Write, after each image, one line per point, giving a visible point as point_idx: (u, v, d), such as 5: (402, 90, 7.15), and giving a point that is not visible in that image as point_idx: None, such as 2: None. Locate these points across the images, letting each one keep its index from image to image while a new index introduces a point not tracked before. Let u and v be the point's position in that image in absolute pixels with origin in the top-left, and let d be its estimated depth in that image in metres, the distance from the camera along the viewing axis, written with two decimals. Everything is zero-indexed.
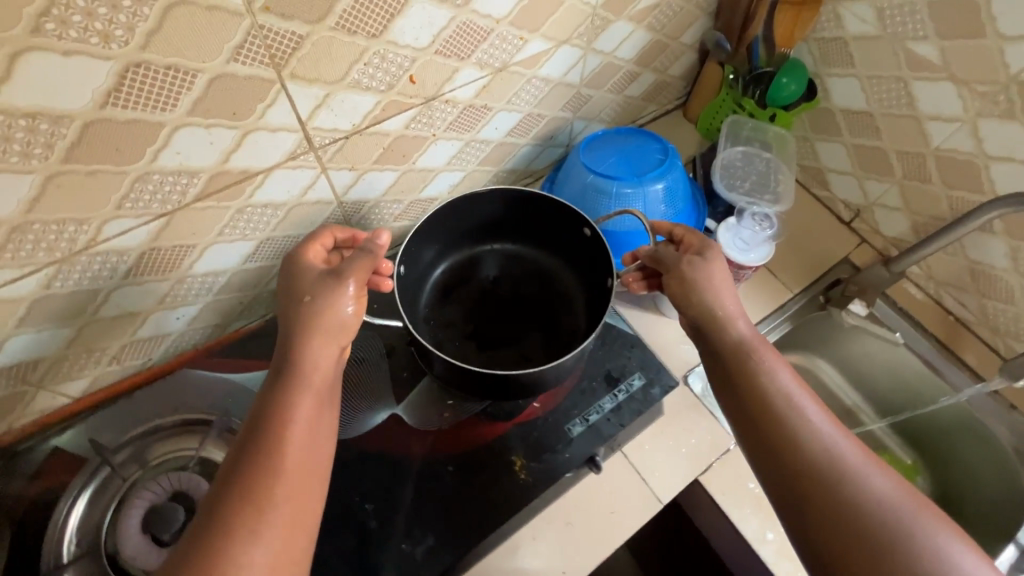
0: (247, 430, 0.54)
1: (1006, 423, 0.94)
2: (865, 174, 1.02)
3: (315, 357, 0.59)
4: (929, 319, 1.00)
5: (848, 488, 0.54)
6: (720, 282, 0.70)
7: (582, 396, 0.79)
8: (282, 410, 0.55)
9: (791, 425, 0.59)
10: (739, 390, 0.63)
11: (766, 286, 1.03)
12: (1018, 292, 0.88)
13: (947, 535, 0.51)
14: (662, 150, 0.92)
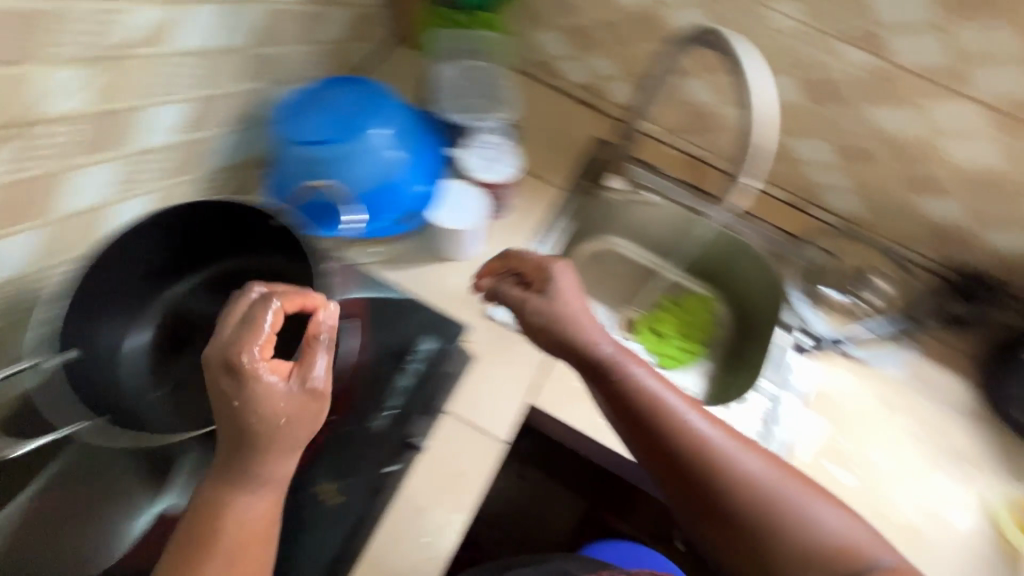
0: (183, 538, 0.50)
1: (758, 233, 1.06)
2: (583, 53, 1.04)
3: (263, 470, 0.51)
4: (677, 168, 1.10)
5: (721, 475, 0.60)
6: (574, 308, 0.72)
7: (374, 385, 0.75)
8: (219, 517, 0.50)
9: (678, 429, 0.62)
10: (620, 402, 0.66)
11: (535, 193, 1.02)
12: (730, 119, 1.01)
13: (801, 490, 0.60)
14: (369, 97, 0.85)
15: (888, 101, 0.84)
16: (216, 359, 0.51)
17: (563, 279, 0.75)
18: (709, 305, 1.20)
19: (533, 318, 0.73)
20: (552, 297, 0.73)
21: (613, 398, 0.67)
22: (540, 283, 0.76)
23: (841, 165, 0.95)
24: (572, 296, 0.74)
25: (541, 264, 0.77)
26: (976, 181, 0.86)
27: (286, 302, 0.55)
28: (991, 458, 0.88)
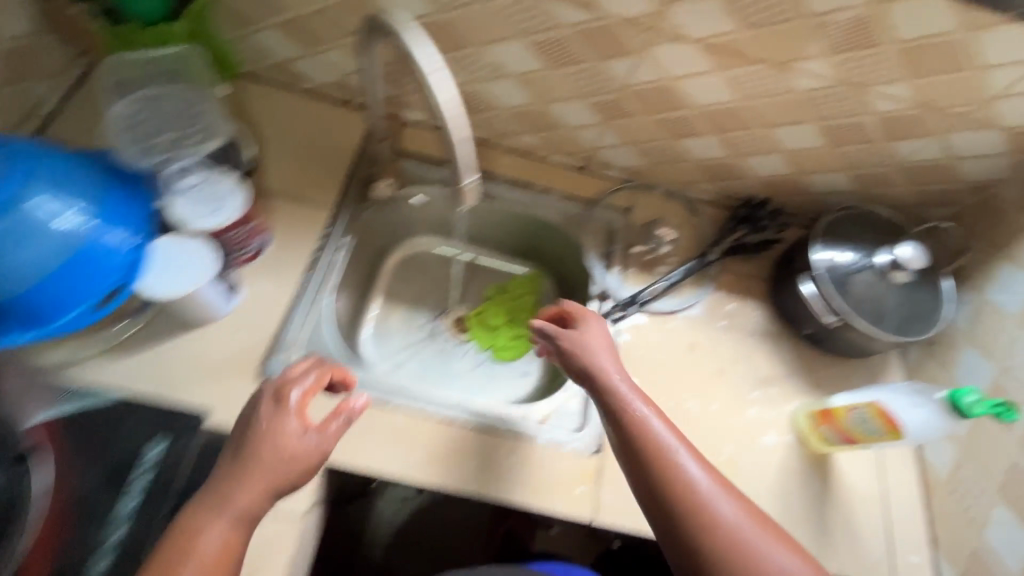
0: (165, 550, 0.56)
1: (551, 205, 1.02)
2: (313, 49, 0.91)
3: (230, 495, 0.59)
4: (456, 155, 1.02)
5: (702, 518, 0.62)
6: (597, 343, 0.75)
7: (88, 522, 0.65)
8: (190, 540, 0.56)
9: (661, 460, 0.65)
10: (624, 443, 0.67)
11: (297, 218, 0.91)
12: (488, 95, 0.92)
13: (779, 550, 0.61)
14: (16, 153, 0.64)
15: (613, 55, 0.79)
16: (268, 391, 0.65)
17: (593, 326, 0.77)
18: (533, 285, 1.16)
19: (562, 342, 0.76)
20: (592, 338, 0.76)
21: (614, 426, 0.69)
22: (585, 321, 0.78)
23: (603, 122, 0.92)
24: (602, 338, 0.76)
25: (580, 312, 0.79)
26: (721, 118, 0.85)
27: (332, 367, 0.70)
28: (790, 374, 0.93)
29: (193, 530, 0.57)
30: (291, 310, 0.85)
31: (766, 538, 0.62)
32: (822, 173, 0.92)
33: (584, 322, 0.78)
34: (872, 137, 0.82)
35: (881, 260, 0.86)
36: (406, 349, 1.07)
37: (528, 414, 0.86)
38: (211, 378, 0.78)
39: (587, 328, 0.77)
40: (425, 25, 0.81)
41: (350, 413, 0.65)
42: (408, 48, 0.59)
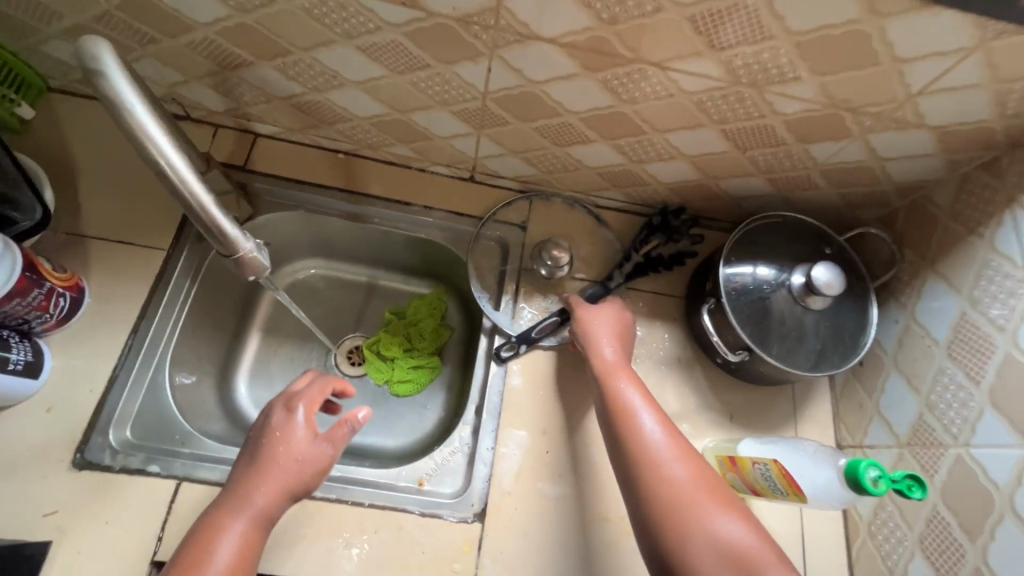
0: (193, 549, 0.57)
1: (435, 225, 0.89)
2: None
3: (248, 497, 0.61)
4: (320, 172, 0.88)
5: (650, 480, 0.58)
6: (604, 324, 0.75)
7: None
8: (215, 541, 0.58)
9: (621, 422, 0.64)
10: (601, 406, 0.68)
11: (123, 267, 0.78)
12: (336, 106, 0.77)
13: (725, 516, 0.55)
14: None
15: (460, 58, 0.64)
16: (279, 401, 0.68)
17: (592, 308, 0.77)
18: (437, 308, 1.02)
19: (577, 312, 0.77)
20: (598, 314, 0.77)
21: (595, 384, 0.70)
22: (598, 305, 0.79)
23: (475, 131, 0.77)
24: (612, 316, 0.77)
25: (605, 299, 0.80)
26: (606, 124, 0.71)
27: (331, 380, 0.72)
28: (704, 406, 0.83)
29: (216, 536, 0.58)
30: (115, 379, 0.73)
31: (713, 506, 0.56)
32: (733, 178, 0.79)
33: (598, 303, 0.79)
34: (782, 141, 0.69)
35: (796, 282, 0.74)
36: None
37: (404, 474, 0.77)
38: (12, 474, 0.67)
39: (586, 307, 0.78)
40: (229, 29, 0.66)
41: (355, 422, 0.68)
42: (114, 99, 0.44)
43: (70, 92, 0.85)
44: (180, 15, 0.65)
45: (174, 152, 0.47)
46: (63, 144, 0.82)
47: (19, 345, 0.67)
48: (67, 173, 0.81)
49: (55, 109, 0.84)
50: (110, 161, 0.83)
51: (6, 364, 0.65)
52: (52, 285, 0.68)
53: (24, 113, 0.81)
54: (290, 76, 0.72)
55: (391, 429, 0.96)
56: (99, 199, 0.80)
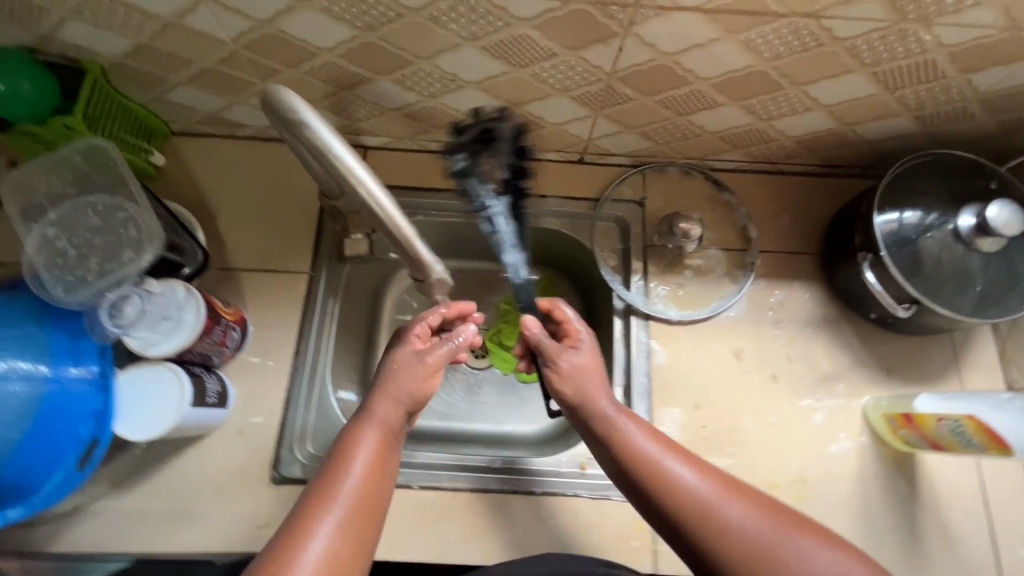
0: (331, 460, 0.56)
1: (552, 212, 0.87)
2: (237, 97, 0.77)
3: (373, 409, 0.60)
4: (431, 176, 0.88)
5: (721, 541, 0.51)
6: (592, 372, 0.64)
7: None
8: (351, 448, 0.56)
9: (657, 484, 0.55)
10: (631, 487, 0.57)
11: (273, 295, 0.82)
12: (449, 109, 0.77)
13: (807, 541, 0.50)
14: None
15: (590, 42, 0.61)
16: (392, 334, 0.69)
17: (576, 356, 0.65)
18: (549, 295, 0.98)
19: (557, 380, 0.64)
20: (579, 365, 0.65)
21: (618, 472, 0.58)
22: (571, 344, 0.67)
23: (593, 113, 0.75)
24: (588, 356, 0.66)
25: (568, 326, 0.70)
26: (740, 86, 0.67)
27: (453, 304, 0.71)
28: (857, 363, 0.80)
29: (350, 446, 0.57)
30: (291, 398, 0.78)
31: (793, 532, 0.51)
32: (875, 120, 0.74)
33: (571, 339, 0.68)
34: (942, 75, 0.64)
35: (964, 224, 0.71)
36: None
37: (566, 459, 0.79)
38: (225, 495, 0.73)
39: (572, 346, 0.67)
40: (353, 50, 0.66)
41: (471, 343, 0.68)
42: (319, 143, 0.46)
43: (191, 133, 0.87)
44: (305, 44, 0.65)
45: (373, 184, 0.48)
46: (197, 185, 0.86)
47: (210, 378, 0.72)
48: (206, 212, 0.85)
49: (181, 152, 0.87)
50: (240, 195, 0.86)
51: (205, 396, 0.70)
52: (226, 320, 0.72)
53: (157, 160, 0.84)
54: (408, 86, 0.72)
55: (524, 416, 0.98)
56: (239, 233, 0.84)
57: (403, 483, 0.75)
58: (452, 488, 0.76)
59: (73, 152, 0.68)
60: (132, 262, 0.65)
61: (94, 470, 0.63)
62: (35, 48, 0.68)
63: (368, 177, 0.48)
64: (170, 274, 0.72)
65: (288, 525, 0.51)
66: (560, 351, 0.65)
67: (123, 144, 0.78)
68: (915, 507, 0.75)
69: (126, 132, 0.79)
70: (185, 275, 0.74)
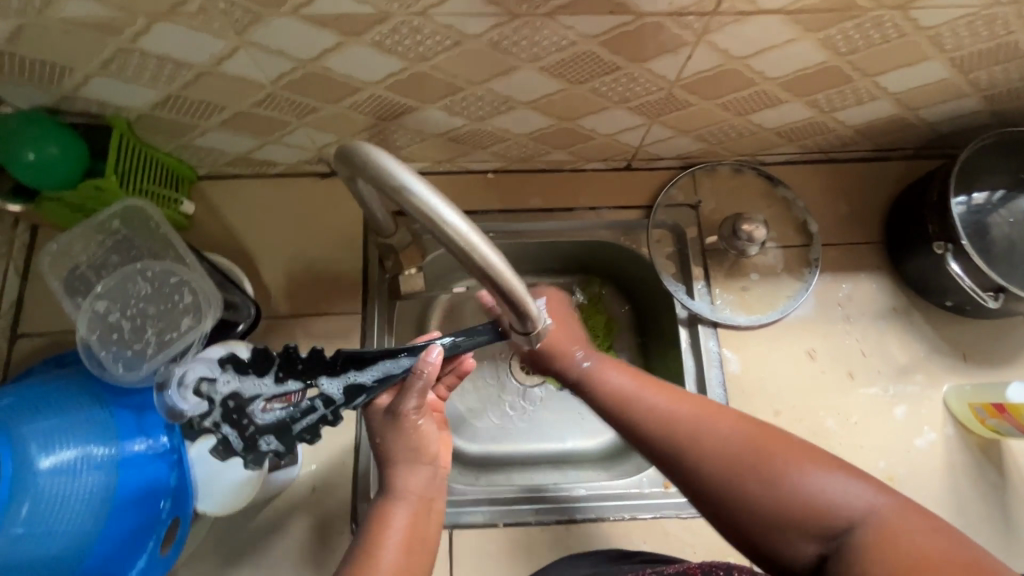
0: (361, 546, 0.53)
1: (603, 223, 0.85)
2: (272, 136, 0.73)
3: (397, 480, 0.57)
4: (475, 196, 0.84)
5: (695, 451, 0.52)
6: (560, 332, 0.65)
7: None
8: (381, 533, 0.54)
9: (631, 410, 0.57)
10: (612, 416, 0.59)
11: (328, 339, 0.79)
12: (496, 129, 0.73)
13: (789, 457, 0.49)
14: (25, 401, 0.55)
15: (658, 53, 0.58)
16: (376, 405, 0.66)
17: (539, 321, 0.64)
18: (599, 304, 0.93)
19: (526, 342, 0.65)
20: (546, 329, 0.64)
21: (597, 407, 0.60)
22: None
23: (649, 121, 0.72)
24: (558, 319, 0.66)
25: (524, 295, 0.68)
26: (808, 82, 0.64)
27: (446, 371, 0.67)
28: (933, 352, 0.79)
29: (379, 529, 0.54)
30: (361, 447, 0.75)
31: (777, 451, 0.49)
32: (942, 103, 0.71)
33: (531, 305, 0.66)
34: (1021, 54, 0.61)
35: None
36: (478, 412, 0.91)
37: (648, 479, 0.77)
38: (308, 555, 0.71)
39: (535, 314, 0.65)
40: (401, 81, 0.62)
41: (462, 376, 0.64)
42: (428, 211, 0.41)
43: (218, 176, 0.83)
44: (349, 79, 0.61)
45: (488, 247, 0.43)
46: (232, 231, 0.81)
47: None
48: (245, 259, 0.81)
49: (209, 197, 0.82)
50: (278, 236, 0.82)
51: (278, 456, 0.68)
52: None
53: (187, 209, 0.80)
54: (455, 112, 0.68)
55: (587, 430, 0.90)
56: (283, 277, 0.80)
57: (488, 522, 0.73)
58: (538, 523, 0.74)
59: (111, 217, 0.65)
60: (193, 328, 0.63)
61: (178, 548, 0.62)
62: (55, 107, 0.64)
63: (476, 235, 0.42)
64: (226, 333, 0.69)
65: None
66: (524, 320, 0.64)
67: (153, 197, 0.74)
68: (1006, 494, 0.74)
69: (154, 184, 0.74)
70: (240, 332, 0.70)
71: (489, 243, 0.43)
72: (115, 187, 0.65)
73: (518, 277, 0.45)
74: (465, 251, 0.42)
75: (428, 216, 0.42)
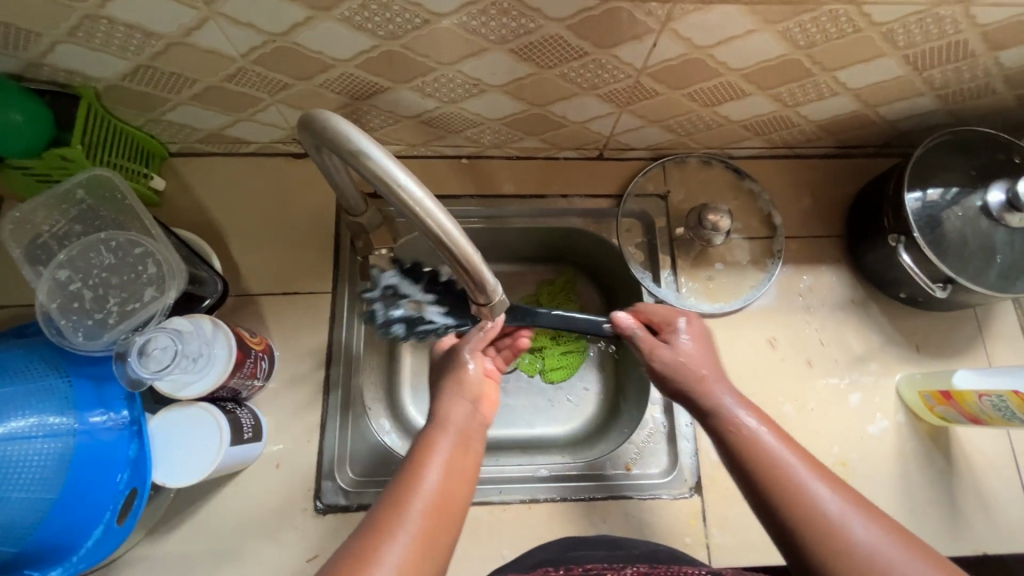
0: (405, 469, 0.53)
1: (574, 211, 0.86)
2: (244, 113, 0.73)
3: (445, 410, 0.58)
4: (448, 181, 0.84)
5: (828, 547, 0.45)
6: (698, 364, 0.60)
7: None
8: (425, 457, 0.53)
9: (761, 468, 0.50)
10: (734, 465, 0.53)
11: (297, 318, 0.79)
12: (469, 113, 0.74)
13: None
14: None
15: (624, 39, 0.59)
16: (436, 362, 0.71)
17: (664, 352, 0.63)
18: (571, 291, 0.94)
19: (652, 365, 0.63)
20: (677, 353, 0.62)
21: (727, 453, 0.54)
22: (670, 334, 0.64)
23: (618, 110, 0.73)
24: (699, 343, 0.63)
25: (665, 317, 0.66)
26: (770, 74, 0.66)
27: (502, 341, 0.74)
28: (888, 342, 0.81)
29: (423, 454, 0.54)
30: (326, 425, 0.75)
31: None
32: (898, 101, 0.74)
33: (671, 327, 0.65)
34: (971, 54, 0.64)
35: (993, 200, 0.72)
36: None
37: (610, 462, 0.79)
38: (271, 531, 0.71)
39: (675, 338, 0.64)
40: (372, 59, 0.62)
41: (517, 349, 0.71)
42: (383, 175, 0.43)
43: (190, 153, 0.82)
44: (320, 56, 0.62)
45: (440, 211, 0.44)
46: (203, 209, 0.81)
47: (243, 411, 0.69)
48: (215, 236, 0.81)
49: (181, 174, 0.82)
50: (250, 215, 0.82)
51: (243, 432, 0.68)
52: (254, 350, 0.69)
53: (157, 185, 0.79)
54: (427, 93, 0.69)
55: (556, 415, 0.92)
56: (254, 256, 0.80)
57: None
58: (501, 502, 0.75)
59: (75, 186, 0.65)
60: (156, 299, 0.63)
61: (135, 521, 0.60)
62: (21, 75, 0.63)
63: (431, 201, 0.43)
64: (190, 307, 0.70)
65: (360, 534, 0.47)
66: (659, 344, 0.64)
67: (122, 170, 0.73)
68: (954, 480, 0.76)
69: (123, 158, 0.74)
70: (206, 306, 0.72)
71: (443, 209, 0.45)
72: (80, 156, 0.64)
73: (471, 243, 0.46)
74: (422, 217, 0.44)
75: (385, 181, 0.43)
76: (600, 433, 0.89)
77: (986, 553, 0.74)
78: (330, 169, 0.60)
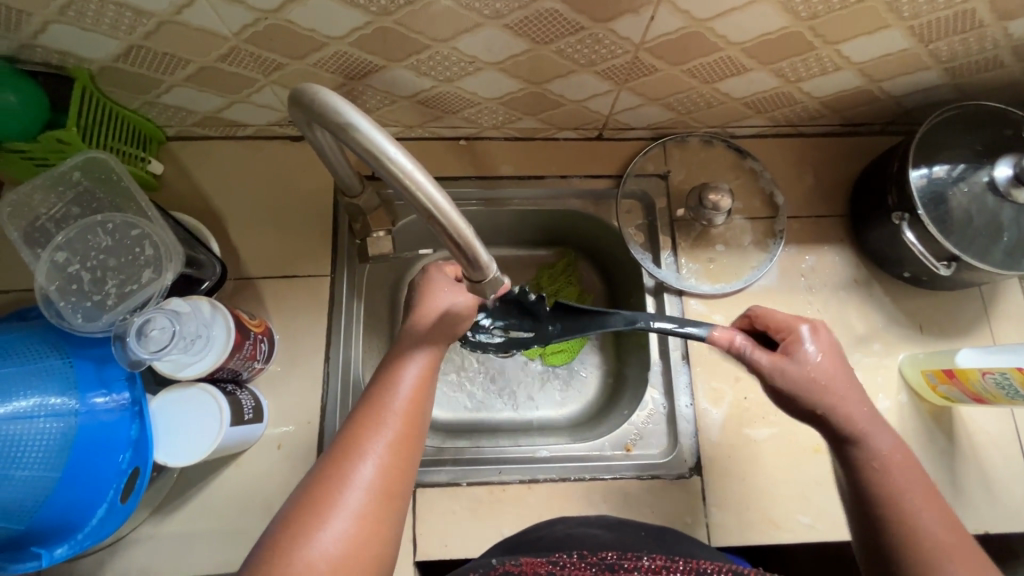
0: (376, 389, 0.55)
1: (574, 191, 0.85)
2: (240, 95, 0.73)
3: (417, 336, 0.59)
4: (446, 162, 0.84)
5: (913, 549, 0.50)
6: (821, 376, 0.58)
7: None
8: (392, 380, 0.56)
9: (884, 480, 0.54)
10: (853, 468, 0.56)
11: (297, 301, 0.79)
12: (465, 93, 0.73)
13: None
14: None
15: (621, 13, 0.58)
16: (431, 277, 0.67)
17: (784, 367, 0.59)
18: (571, 274, 0.93)
19: (772, 384, 0.59)
20: (801, 366, 0.59)
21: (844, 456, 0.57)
22: (791, 344, 0.61)
23: (617, 87, 0.72)
24: (828, 356, 0.59)
25: (785, 323, 0.63)
26: (772, 48, 0.65)
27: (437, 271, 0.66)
28: (891, 323, 0.81)
29: (393, 376, 0.56)
30: (326, 407, 0.76)
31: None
32: (904, 75, 0.72)
33: (793, 334, 0.61)
34: (978, 24, 0.62)
35: (1001, 175, 0.71)
36: (449, 380, 0.91)
37: (610, 442, 0.80)
38: (271, 511, 0.71)
39: (797, 348, 0.60)
40: (365, 37, 0.62)
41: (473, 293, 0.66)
42: (371, 148, 0.43)
43: (187, 137, 0.82)
44: (313, 33, 0.61)
45: (432, 185, 0.44)
46: (200, 192, 0.81)
47: (243, 393, 0.69)
48: (213, 220, 0.81)
49: (178, 158, 0.82)
50: (247, 199, 0.82)
51: (243, 413, 0.68)
52: (253, 333, 0.70)
53: (155, 169, 0.79)
54: (422, 72, 0.68)
55: (557, 398, 0.92)
56: (252, 239, 0.80)
57: (451, 481, 0.75)
58: (502, 482, 0.75)
59: (72, 168, 0.65)
60: (153, 281, 0.63)
61: (137, 500, 0.61)
62: (15, 56, 0.62)
63: (420, 173, 0.43)
64: (189, 289, 0.70)
65: (333, 452, 0.51)
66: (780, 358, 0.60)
67: (118, 154, 0.73)
68: (956, 459, 0.76)
69: (120, 141, 0.73)
70: (204, 289, 0.72)
71: (433, 180, 0.45)
72: (75, 140, 0.64)
73: (463, 218, 0.46)
74: (411, 190, 0.44)
75: (373, 154, 0.43)
76: (599, 416, 0.89)
77: (987, 533, 0.74)
78: (324, 141, 0.59)
